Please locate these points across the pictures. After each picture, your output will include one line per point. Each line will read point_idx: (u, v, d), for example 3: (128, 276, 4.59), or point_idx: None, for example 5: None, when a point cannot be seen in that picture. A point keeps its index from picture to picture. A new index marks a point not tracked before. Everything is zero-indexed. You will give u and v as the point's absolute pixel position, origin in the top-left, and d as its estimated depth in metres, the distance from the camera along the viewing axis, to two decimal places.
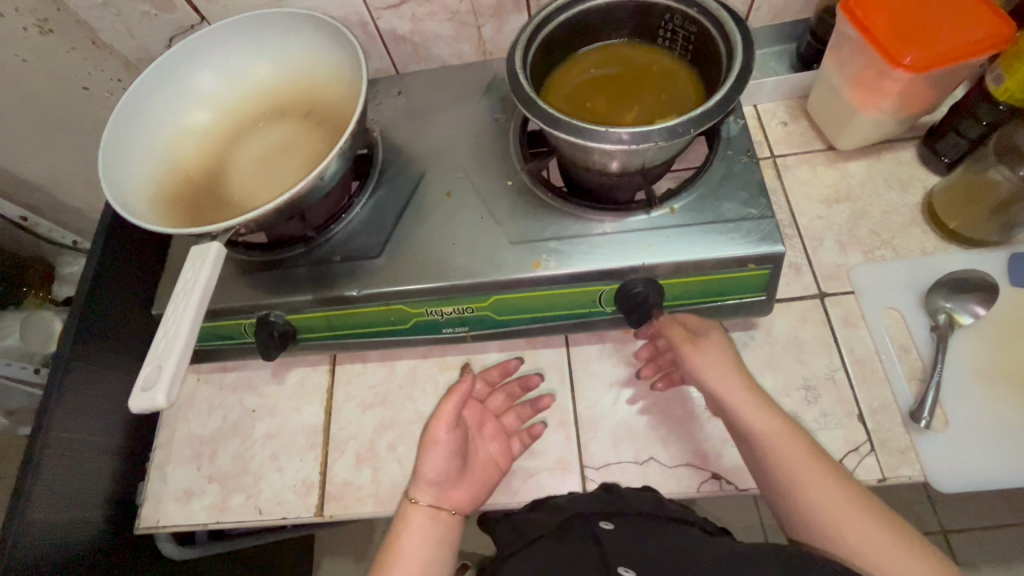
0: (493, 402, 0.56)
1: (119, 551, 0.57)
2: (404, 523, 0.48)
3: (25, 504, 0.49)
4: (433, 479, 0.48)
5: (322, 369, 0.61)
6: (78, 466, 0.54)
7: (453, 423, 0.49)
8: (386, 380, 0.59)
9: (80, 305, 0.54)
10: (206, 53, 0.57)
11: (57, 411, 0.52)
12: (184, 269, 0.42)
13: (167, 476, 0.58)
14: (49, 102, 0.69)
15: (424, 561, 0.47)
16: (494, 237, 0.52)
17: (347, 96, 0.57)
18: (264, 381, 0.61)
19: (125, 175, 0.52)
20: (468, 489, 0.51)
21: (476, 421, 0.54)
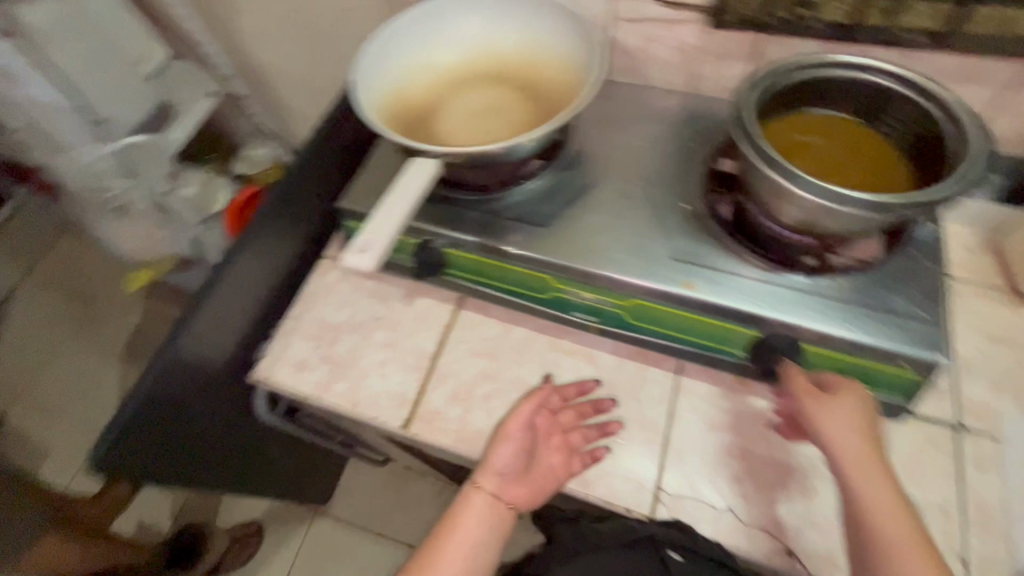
0: (564, 416, 0.57)
1: (228, 387, 0.65)
2: (464, 503, 0.51)
3: (192, 318, 0.58)
4: (499, 470, 0.52)
5: (446, 307, 0.66)
6: (235, 306, 0.62)
7: (526, 427, 0.55)
8: (500, 338, 0.63)
9: (286, 178, 0.64)
10: (459, 11, 0.65)
11: (241, 255, 0.61)
12: (404, 174, 0.51)
13: (289, 344, 0.65)
14: (314, 11, 0.82)
15: (474, 543, 0.50)
16: (655, 247, 0.55)
17: (565, 84, 0.62)
18: (395, 297, 0.67)
19: (363, 85, 0.59)
20: (525, 490, 0.53)
21: (544, 428, 0.55)
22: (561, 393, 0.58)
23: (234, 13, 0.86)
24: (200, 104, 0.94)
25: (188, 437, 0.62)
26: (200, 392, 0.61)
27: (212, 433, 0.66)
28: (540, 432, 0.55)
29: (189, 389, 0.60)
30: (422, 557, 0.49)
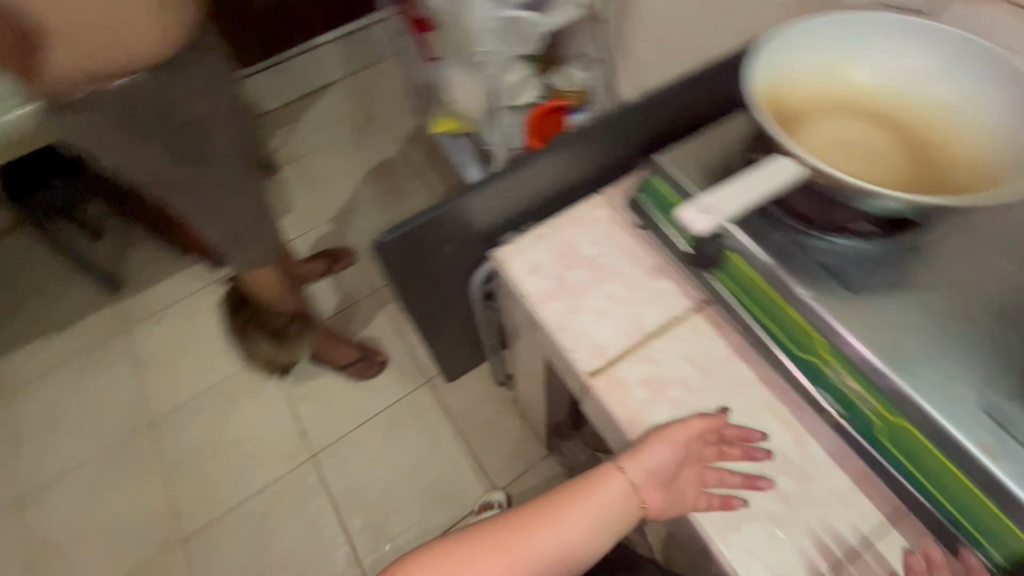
0: (712, 451, 0.58)
1: (470, 249, 0.75)
2: (602, 481, 0.58)
3: (489, 184, 0.70)
4: (644, 471, 0.57)
5: (680, 300, 0.64)
6: (517, 192, 0.72)
7: (684, 441, 0.57)
8: (719, 359, 0.62)
9: (614, 115, 0.71)
10: (888, 44, 0.62)
11: (547, 159, 0.71)
12: (762, 163, 0.51)
13: (534, 247, 0.69)
14: None
15: (599, 516, 0.58)
16: (966, 387, 0.48)
17: (964, 167, 0.57)
18: (638, 263, 0.67)
19: (765, 59, 0.59)
20: (658, 496, 0.58)
21: (692, 454, 0.58)
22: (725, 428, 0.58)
23: None
24: (558, 16, 0.96)
25: (427, 267, 0.74)
26: (458, 241, 0.73)
27: (447, 276, 0.78)
28: (690, 454, 0.58)
29: (456, 233, 0.71)
30: (555, 498, 0.59)
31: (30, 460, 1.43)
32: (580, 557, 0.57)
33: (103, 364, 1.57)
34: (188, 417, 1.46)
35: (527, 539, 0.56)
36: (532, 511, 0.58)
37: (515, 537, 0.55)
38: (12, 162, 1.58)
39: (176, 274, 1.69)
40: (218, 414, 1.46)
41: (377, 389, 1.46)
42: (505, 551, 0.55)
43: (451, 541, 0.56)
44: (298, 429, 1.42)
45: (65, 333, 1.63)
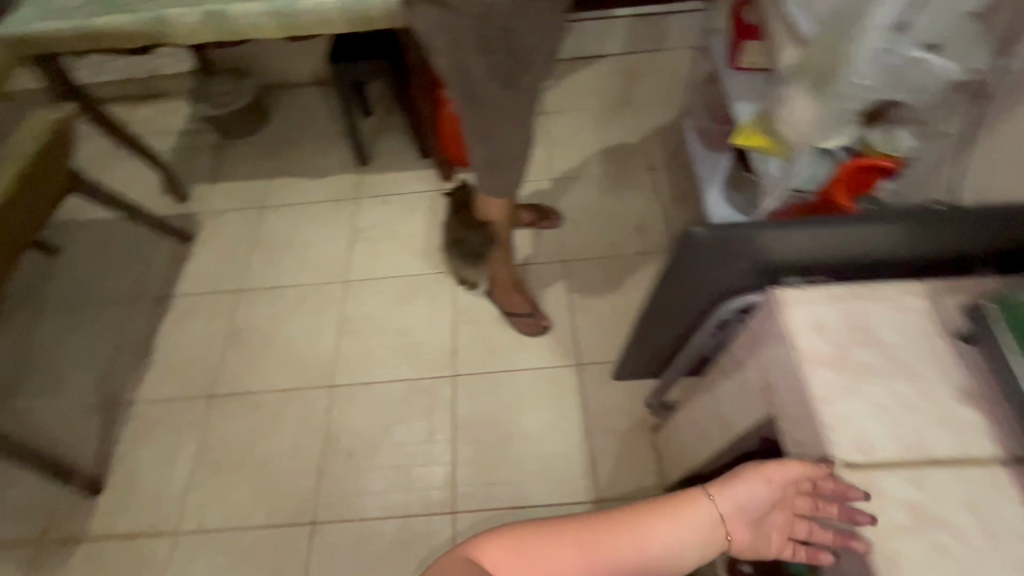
0: (803, 504, 0.65)
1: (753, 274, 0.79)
2: (694, 505, 0.69)
3: (812, 224, 0.72)
4: (734, 502, 0.68)
5: (985, 458, 0.60)
6: (830, 245, 0.73)
7: (773, 486, 0.66)
8: (1003, 533, 0.56)
9: (972, 210, 0.69)
10: None
11: (880, 222, 0.70)
12: None
13: (823, 301, 0.71)
14: None
15: (688, 537, 0.68)
16: None
17: None
18: (941, 391, 0.65)
19: None
20: (746, 534, 0.69)
21: (781, 501, 0.67)
22: (810, 489, 0.63)
23: None
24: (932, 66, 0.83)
25: (706, 270, 0.80)
26: (749, 261, 0.77)
27: (713, 285, 0.83)
28: (778, 500, 0.68)
29: (753, 254, 0.76)
30: (644, 513, 0.68)
31: (257, 266, 1.75)
32: (660, 571, 0.66)
33: (332, 218, 1.84)
34: (374, 291, 1.65)
35: (614, 542, 0.65)
36: (622, 519, 0.67)
37: (601, 537, 0.65)
38: (340, 37, 1.67)
39: (406, 170, 1.92)
40: (396, 301, 1.63)
41: (531, 349, 1.50)
42: (590, 545, 0.64)
43: (545, 527, 0.65)
44: (452, 348, 1.52)
45: (317, 181, 1.95)
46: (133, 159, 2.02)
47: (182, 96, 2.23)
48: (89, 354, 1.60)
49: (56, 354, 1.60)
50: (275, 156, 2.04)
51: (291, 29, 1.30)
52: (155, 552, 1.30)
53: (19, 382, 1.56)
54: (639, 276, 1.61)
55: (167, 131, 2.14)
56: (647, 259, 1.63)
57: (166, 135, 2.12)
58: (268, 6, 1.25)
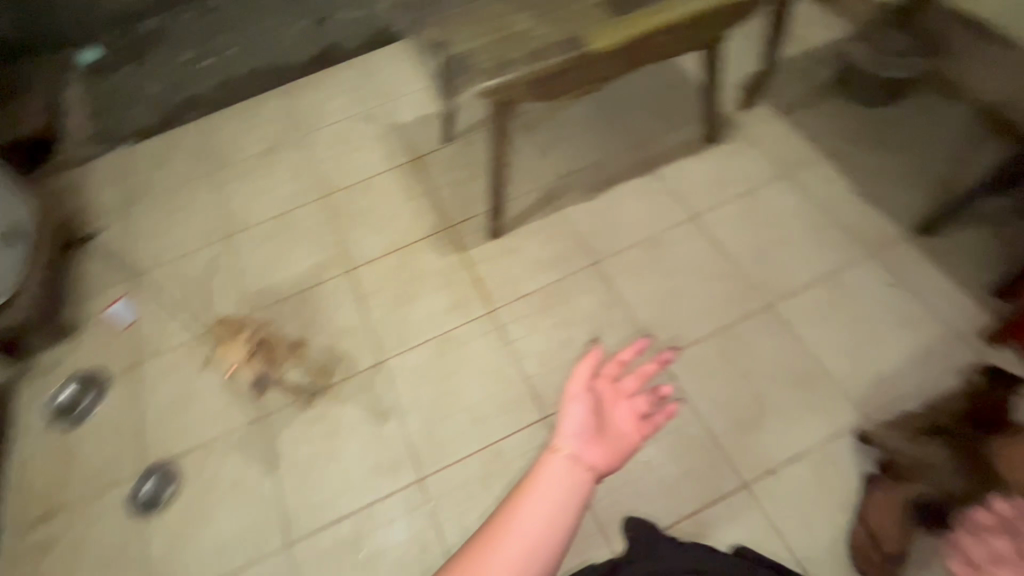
0: (634, 381, 0.72)
1: None
2: (540, 471, 0.60)
3: None
4: (572, 439, 0.64)
5: None
6: None
7: (586, 388, 0.68)
8: None
9: None
10: None
11: None
12: None
13: None
14: None
15: (548, 514, 0.57)
16: None
17: None
18: None
19: None
20: (599, 452, 0.64)
21: (614, 393, 0.70)
22: (613, 364, 0.71)
23: None
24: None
25: None
26: None
27: None
28: (602, 397, 0.69)
29: None
30: (499, 519, 0.57)
31: (726, 214, 1.63)
32: (555, 557, 0.55)
33: (828, 244, 1.53)
34: (779, 340, 1.40)
35: (485, 563, 0.54)
36: (485, 536, 0.56)
37: (464, 567, 0.54)
38: None
39: (949, 279, 1.44)
40: (784, 371, 1.35)
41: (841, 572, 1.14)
42: None
43: None
44: (776, 468, 1.24)
45: (858, 200, 1.61)
46: (752, 42, 1.96)
47: (847, 19, 1.97)
48: (576, 152, 1.82)
49: (562, 132, 1.87)
50: (854, 141, 1.72)
51: None
52: (473, 308, 1.58)
53: (532, 127, 1.90)
54: None
55: (800, 39, 1.96)
56: None
57: (795, 41, 1.96)
58: None
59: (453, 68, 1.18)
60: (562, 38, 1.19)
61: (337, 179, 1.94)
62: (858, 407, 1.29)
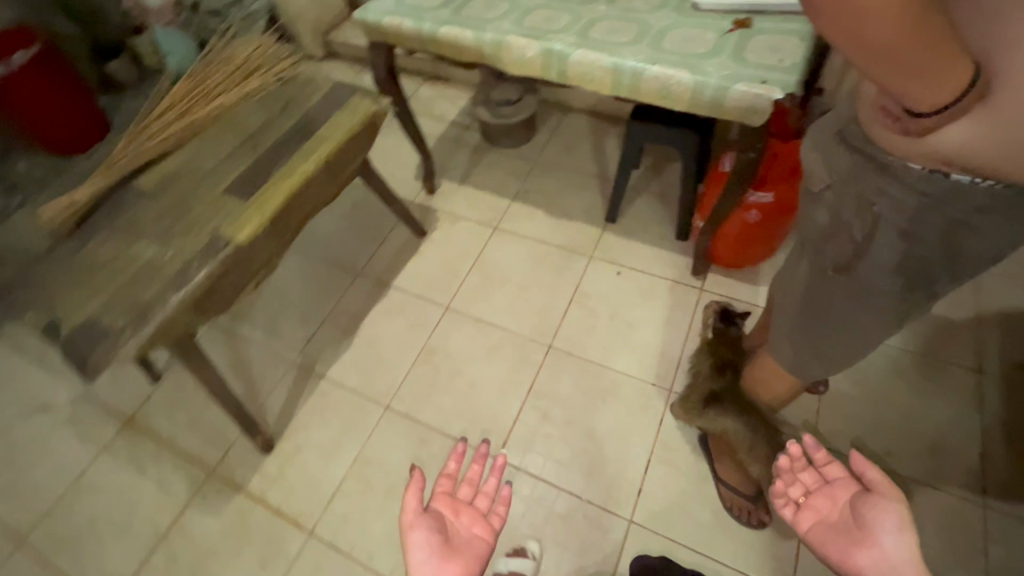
0: (464, 491, 0.90)
1: None
2: None
3: None
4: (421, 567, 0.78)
5: None
6: None
7: (418, 514, 0.82)
8: None
9: None
10: None
11: None
12: None
13: None
14: None
15: None
16: None
17: None
18: None
19: None
20: (451, 567, 0.80)
21: (454, 509, 0.88)
22: (445, 486, 0.89)
23: None
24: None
25: None
26: None
27: None
28: (443, 517, 0.86)
29: None
30: None
31: (471, 290, 1.68)
32: None
33: (558, 268, 1.70)
34: (574, 372, 1.47)
35: None
36: None
37: None
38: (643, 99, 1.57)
39: (649, 244, 1.71)
40: (592, 395, 1.43)
41: (736, 535, 1.21)
42: None
43: None
44: (641, 486, 1.29)
45: (557, 220, 1.82)
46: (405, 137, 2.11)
47: (463, 87, 2.27)
48: (306, 312, 1.69)
49: (281, 300, 1.72)
50: (526, 177, 1.96)
51: (623, 91, 1.16)
52: (290, 545, 1.30)
53: (248, 311, 1.71)
54: (912, 509, 1.19)
55: (440, 117, 2.19)
56: (935, 492, 1.20)
57: (437, 120, 2.18)
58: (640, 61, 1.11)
59: (81, 346, 0.96)
60: (199, 247, 1.06)
61: (29, 508, 1.43)
62: (660, 388, 1.42)
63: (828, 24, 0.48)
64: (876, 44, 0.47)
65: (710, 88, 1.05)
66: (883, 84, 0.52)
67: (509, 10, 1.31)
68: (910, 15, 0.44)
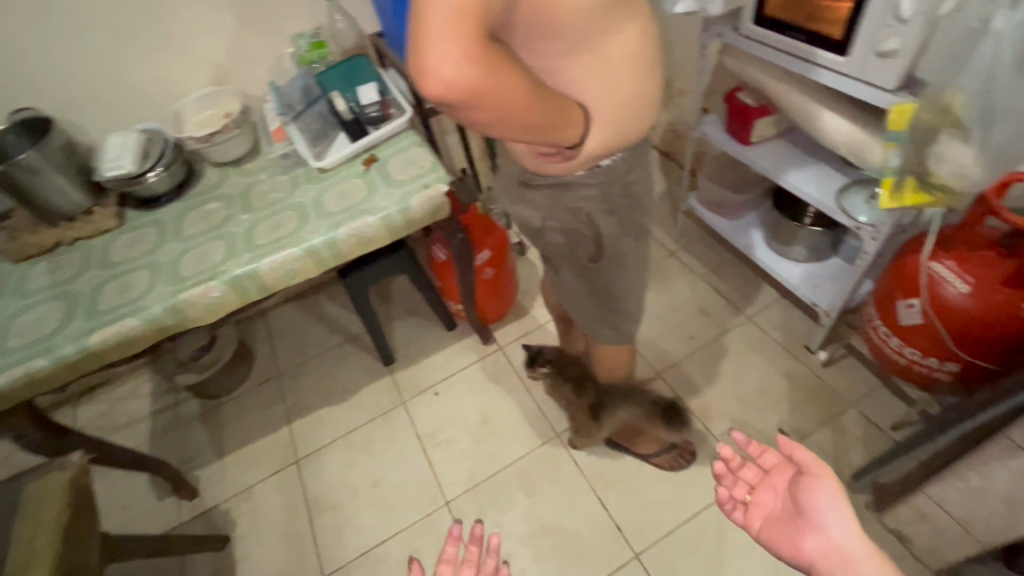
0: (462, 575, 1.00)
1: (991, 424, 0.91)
2: None
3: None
4: None
5: None
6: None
7: None
8: None
9: None
10: None
11: None
12: None
13: None
14: None
15: None
16: None
17: None
18: None
19: None
20: None
21: None
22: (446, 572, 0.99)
23: None
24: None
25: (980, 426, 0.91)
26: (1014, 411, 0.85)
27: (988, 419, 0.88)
28: None
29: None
30: None
31: (332, 536, 1.42)
32: None
33: (388, 436, 1.57)
34: (488, 501, 1.39)
35: None
36: None
37: None
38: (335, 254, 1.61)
39: (437, 352, 1.75)
40: (517, 502, 1.39)
41: (693, 482, 1.34)
42: None
43: None
44: (616, 521, 1.31)
45: (346, 402, 1.69)
46: (114, 472, 1.64)
47: (137, 373, 1.89)
48: None
49: None
50: (282, 394, 1.75)
51: (330, 262, 1.18)
52: None
53: None
54: (732, 353, 1.55)
55: (137, 420, 1.77)
56: (730, 333, 1.59)
57: (136, 425, 1.76)
58: (327, 234, 1.14)
59: None
60: None
61: None
62: (551, 441, 1.47)
63: (510, 131, 0.62)
64: (540, 119, 0.62)
65: (395, 214, 1.16)
66: (557, 138, 0.68)
67: (152, 276, 1.17)
68: (543, 93, 0.61)
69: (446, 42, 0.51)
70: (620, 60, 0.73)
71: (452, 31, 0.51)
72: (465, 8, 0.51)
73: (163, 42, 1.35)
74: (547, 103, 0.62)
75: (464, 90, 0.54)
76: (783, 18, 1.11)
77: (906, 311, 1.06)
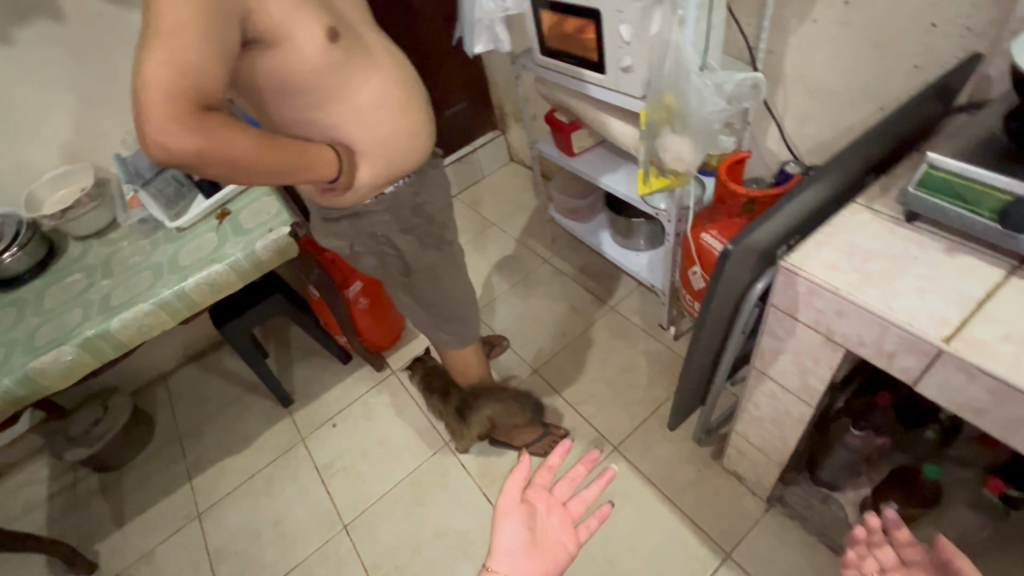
0: (556, 489, 0.83)
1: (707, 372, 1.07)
2: None
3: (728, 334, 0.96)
4: (504, 552, 0.73)
5: (905, 281, 0.70)
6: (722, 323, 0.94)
7: (515, 501, 0.77)
8: (949, 289, 0.68)
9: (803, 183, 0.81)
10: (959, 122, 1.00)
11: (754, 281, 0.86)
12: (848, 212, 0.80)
13: (820, 251, 0.76)
14: (861, 52, 1.02)
15: None
16: None
17: None
18: (876, 265, 0.73)
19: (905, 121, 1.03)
20: (534, 563, 0.74)
21: (546, 504, 0.81)
22: (545, 471, 0.83)
23: (802, 20, 1.07)
24: (738, 77, 1.01)
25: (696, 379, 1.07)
26: (715, 356, 1.03)
27: (700, 370, 1.05)
28: (535, 513, 0.79)
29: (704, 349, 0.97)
30: None
31: None
32: None
33: (288, 475, 1.62)
34: (385, 515, 1.47)
35: None
36: None
37: None
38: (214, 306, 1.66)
39: (335, 385, 1.82)
40: (412, 512, 1.46)
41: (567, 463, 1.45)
42: None
43: None
44: None
45: (248, 447, 1.72)
46: (9, 563, 1.60)
47: (33, 459, 1.85)
48: None
49: None
50: (183, 453, 1.76)
51: (185, 312, 1.26)
52: None
53: None
54: (600, 341, 1.70)
55: (33, 506, 1.73)
56: (596, 323, 1.75)
57: (33, 511, 1.72)
58: (178, 286, 1.22)
59: None
60: None
61: None
62: (441, 450, 1.56)
63: (255, 177, 0.74)
64: (280, 165, 0.74)
65: (242, 259, 1.26)
66: (308, 178, 0.81)
67: (9, 350, 1.21)
68: (277, 144, 0.74)
69: (164, 119, 0.62)
70: (371, 105, 0.88)
71: (164, 108, 0.61)
72: (174, 89, 0.62)
73: (10, 132, 1.42)
74: (285, 151, 0.75)
75: (188, 152, 0.65)
76: (555, 48, 1.31)
77: (695, 277, 1.25)
